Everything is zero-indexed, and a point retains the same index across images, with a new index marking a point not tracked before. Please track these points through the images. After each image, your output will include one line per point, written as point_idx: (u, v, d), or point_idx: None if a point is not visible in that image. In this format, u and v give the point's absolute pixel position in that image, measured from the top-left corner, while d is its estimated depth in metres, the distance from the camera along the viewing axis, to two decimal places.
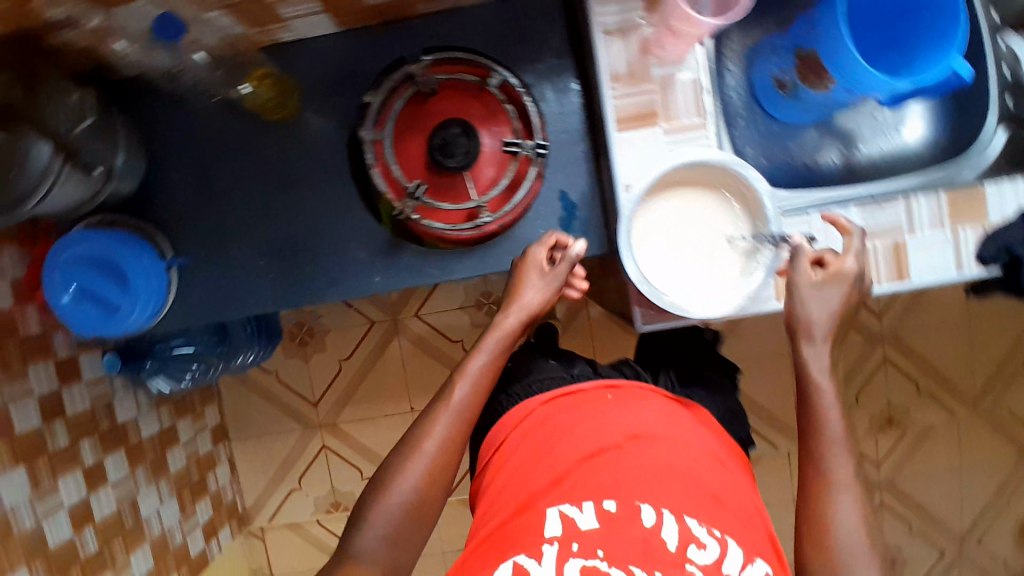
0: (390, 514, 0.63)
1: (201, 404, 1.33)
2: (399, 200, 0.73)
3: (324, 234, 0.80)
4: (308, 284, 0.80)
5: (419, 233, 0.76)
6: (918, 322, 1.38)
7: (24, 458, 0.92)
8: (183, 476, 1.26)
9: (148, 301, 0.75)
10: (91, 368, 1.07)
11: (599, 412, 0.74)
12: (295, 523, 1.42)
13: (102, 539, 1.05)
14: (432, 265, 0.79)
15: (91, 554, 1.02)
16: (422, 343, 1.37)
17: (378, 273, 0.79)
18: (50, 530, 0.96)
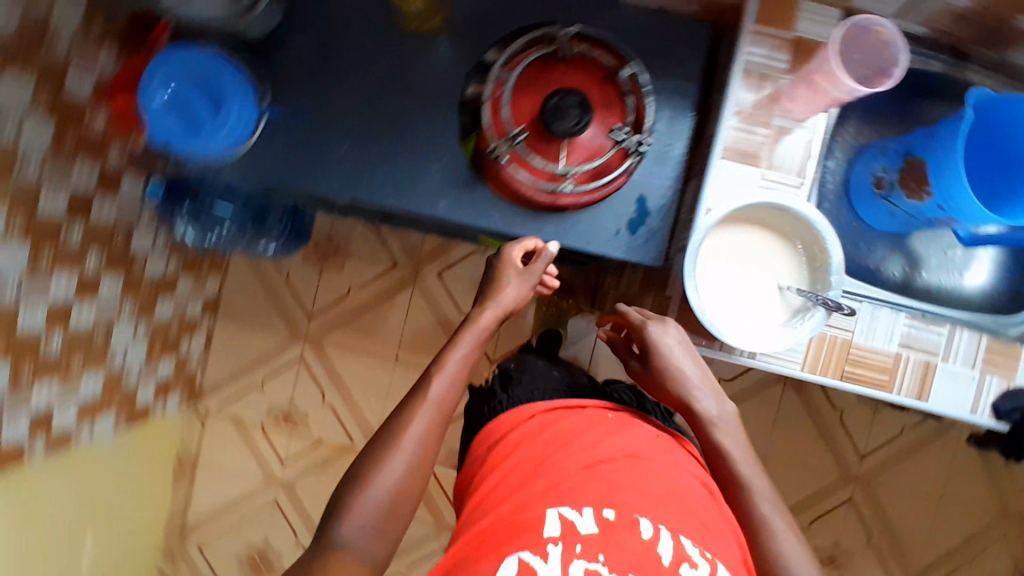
0: (372, 510, 0.62)
1: (207, 271, 1.32)
2: (494, 141, 0.74)
3: (414, 146, 0.79)
4: (379, 184, 0.79)
5: (497, 178, 0.77)
6: (891, 477, 1.39)
7: (33, 237, 0.87)
8: (162, 329, 1.24)
9: (231, 135, 0.76)
10: (129, 188, 1.06)
11: (598, 430, 0.77)
12: (240, 418, 1.41)
13: (66, 348, 1.00)
14: (498, 212, 0.80)
15: (50, 357, 0.97)
16: (432, 303, 1.37)
17: (446, 200, 0.80)
18: (23, 316, 0.90)
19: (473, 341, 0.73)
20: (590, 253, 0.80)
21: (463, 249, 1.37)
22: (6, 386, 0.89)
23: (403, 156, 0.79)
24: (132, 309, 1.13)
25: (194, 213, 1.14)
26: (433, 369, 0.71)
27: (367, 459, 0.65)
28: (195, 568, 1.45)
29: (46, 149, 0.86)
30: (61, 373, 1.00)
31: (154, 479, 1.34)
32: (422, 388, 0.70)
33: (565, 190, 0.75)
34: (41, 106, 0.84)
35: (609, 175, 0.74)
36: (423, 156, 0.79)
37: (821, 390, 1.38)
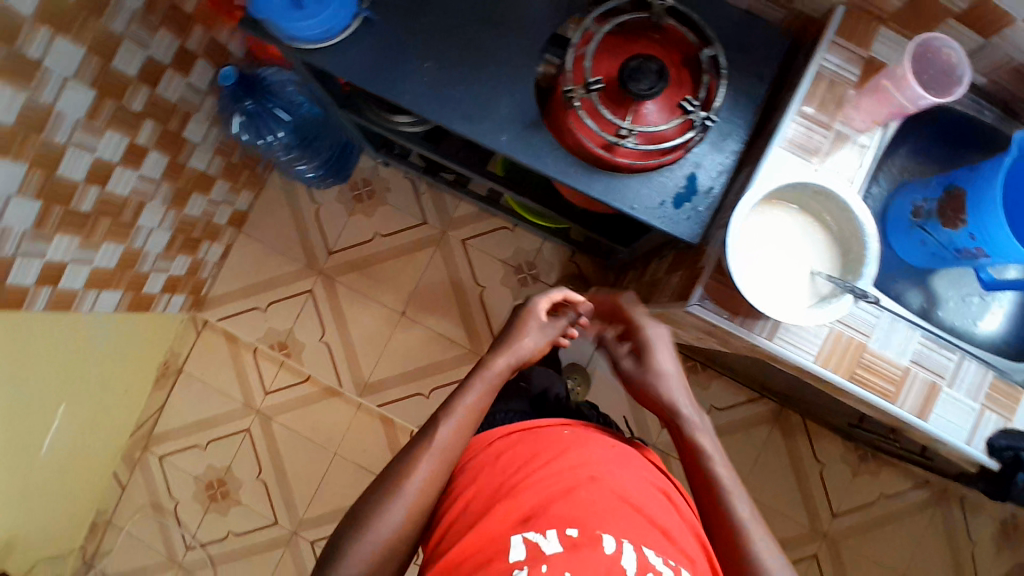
0: (370, 558, 0.67)
1: (244, 184, 1.34)
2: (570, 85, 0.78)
3: (492, 79, 0.83)
4: (450, 106, 0.83)
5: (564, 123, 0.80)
6: (860, 543, 1.37)
7: (101, 88, 0.90)
8: (189, 224, 1.25)
9: (326, 27, 0.80)
10: (198, 76, 1.09)
11: (556, 448, 0.77)
12: (235, 337, 1.41)
13: (97, 208, 1.01)
14: (555, 160, 0.82)
15: (79, 210, 0.97)
16: (451, 265, 1.39)
17: (511, 136, 0.83)
18: (67, 160, 0.91)
19: (484, 389, 0.83)
20: (631, 216, 0.82)
21: (492, 223, 1.40)
22: (31, 219, 0.90)
23: (477, 84, 0.83)
24: (168, 194, 1.15)
25: (258, 114, 1.11)
26: (443, 413, 0.78)
27: (368, 505, 0.71)
28: (149, 477, 1.41)
29: (137, 7, 0.90)
30: (86, 229, 1.01)
31: (137, 378, 1.32)
32: (427, 433, 0.77)
33: (625, 145, 0.77)
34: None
35: (674, 138, 0.77)
36: (496, 89, 0.83)
37: (805, 442, 1.37)
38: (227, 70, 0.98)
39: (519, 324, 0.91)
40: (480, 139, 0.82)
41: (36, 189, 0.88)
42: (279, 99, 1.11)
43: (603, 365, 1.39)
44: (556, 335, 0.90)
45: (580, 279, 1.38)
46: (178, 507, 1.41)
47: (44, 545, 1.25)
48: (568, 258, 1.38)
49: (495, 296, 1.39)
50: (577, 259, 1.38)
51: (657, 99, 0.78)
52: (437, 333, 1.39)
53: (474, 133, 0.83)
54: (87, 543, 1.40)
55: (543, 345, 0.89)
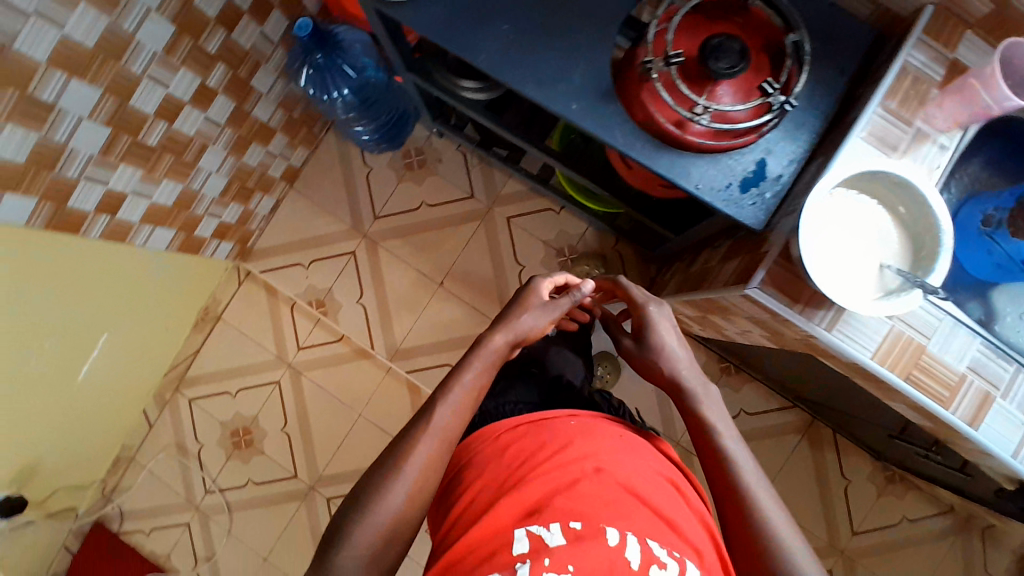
0: (375, 537, 0.68)
1: (300, 140, 1.36)
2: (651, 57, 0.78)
3: (571, 46, 0.83)
4: (526, 70, 0.83)
5: (638, 95, 0.81)
6: (877, 565, 1.34)
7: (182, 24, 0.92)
8: (245, 172, 1.27)
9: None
10: (272, 26, 1.11)
11: (560, 437, 0.76)
12: (275, 290, 1.43)
13: (162, 144, 1.03)
14: (627, 133, 0.82)
15: (146, 144, 0.99)
16: (494, 240, 1.40)
17: (584, 106, 0.83)
18: (142, 93, 0.93)
19: (482, 365, 0.83)
20: (695, 195, 0.82)
21: (539, 204, 1.40)
22: (100, 146, 0.92)
23: (555, 50, 0.83)
24: (229, 139, 1.17)
25: (325, 70, 1.12)
26: (439, 397, 0.78)
27: (372, 483, 0.72)
28: (178, 419, 1.44)
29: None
30: (150, 163, 1.03)
31: (177, 320, 1.35)
32: (426, 417, 0.77)
33: (698, 122, 0.77)
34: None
35: (750, 120, 0.77)
36: (574, 57, 0.83)
37: (833, 456, 1.35)
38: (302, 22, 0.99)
39: (515, 305, 0.89)
40: (553, 105, 0.83)
41: (108, 116, 0.89)
42: (347, 59, 1.12)
43: None
44: (558, 315, 0.88)
45: (621, 268, 1.38)
46: (202, 451, 1.43)
47: (71, 471, 1.28)
48: (612, 246, 1.38)
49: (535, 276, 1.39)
50: (620, 248, 1.38)
51: (735, 80, 0.78)
52: (472, 307, 1.39)
53: (548, 98, 0.83)
54: (109, 476, 1.42)
55: (544, 325, 0.87)
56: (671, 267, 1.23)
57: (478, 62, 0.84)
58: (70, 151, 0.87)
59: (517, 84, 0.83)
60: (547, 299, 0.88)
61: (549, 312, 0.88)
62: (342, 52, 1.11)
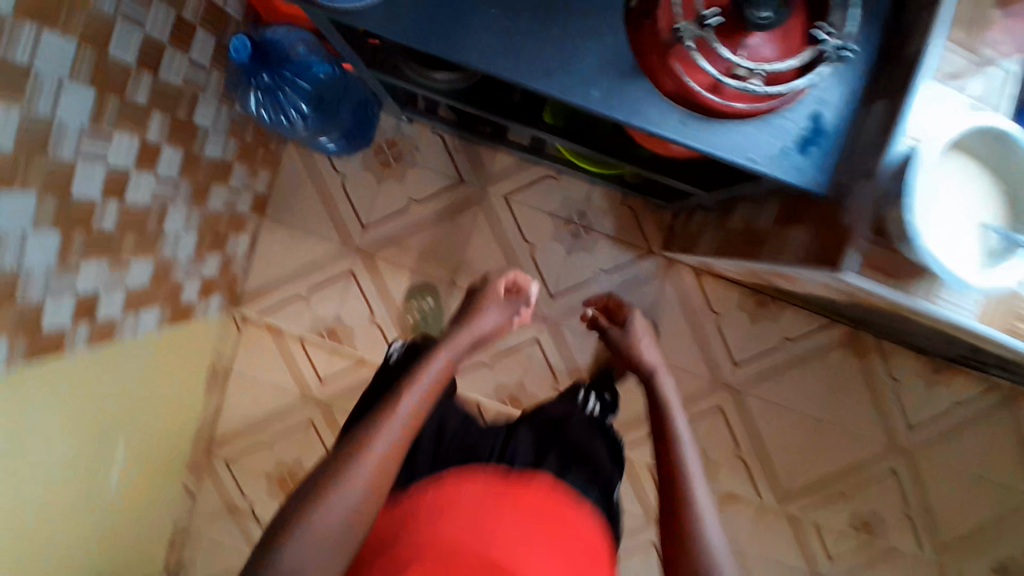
0: (330, 538, 0.60)
1: (261, 164, 1.21)
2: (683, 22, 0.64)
3: (576, 20, 0.70)
4: (530, 61, 0.70)
5: (665, 69, 0.69)
6: (935, 453, 1.37)
7: (101, 84, 0.76)
8: (214, 219, 1.13)
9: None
10: (199, 50, 0.94)
11: (423, 522, 0.69)
12: (278, 329, 1.33)
13: (120, 224, 0.90)
14: (659, 112, 0.71)
15: (103, 231, 0.86)
16: (497, 226, 1.29)
17: (606, 91, 0.71)
18: (80, 177, 0.79)
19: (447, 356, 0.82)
20: (750, 168, 0.72)
21: (534, 175, 1.27)
22: (54, 253, 0.79)
23: (558, 29, 0.70)
24: (187, 191, 1.03)
25: (274, 88, 0.96)
26: (405, 384, 0.74)
27: (325, 473, 0.64)
28: (219, 482, 1.39)
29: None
30: (112, 248, 0.90)
31: (190, 388, 1.27)
32: (391, 403, 0.71)
33: (748, 88, 0.65)
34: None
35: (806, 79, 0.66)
36: (583, 32, 0.70)
37: (880, 362, 1.33)
38: (236, 38, 0.84)
39: (477, 305, 0.93)
40: (568, 97, 0.71)
41: (53, 217, 0.76)
42: (296, 68, 0.96)
43: (669, 310, 1.30)
44: (513, 315, 0.92)
45: (636, 223, 1.27)
46: (253, 505, 1.39)
47: (135, 563, 1.24)
48: (622, 203, 1.27)
49: (548, 252, 1.29)
50: (631, 202, 1.27)
51: (779, 31, 0.66)
52: None
53: (562, 90, 0.71)
54: (171, 553, 1.39)
55: (502, 324, 0.91)
56: (698, 220, 1.14)
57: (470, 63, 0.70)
58: (25, 273, 0.75)
59: (522, 79, 0.71)
60: (503, 298, 0.92)
61: (504, 311, 0.93)
62: (289, 64, 0.95)
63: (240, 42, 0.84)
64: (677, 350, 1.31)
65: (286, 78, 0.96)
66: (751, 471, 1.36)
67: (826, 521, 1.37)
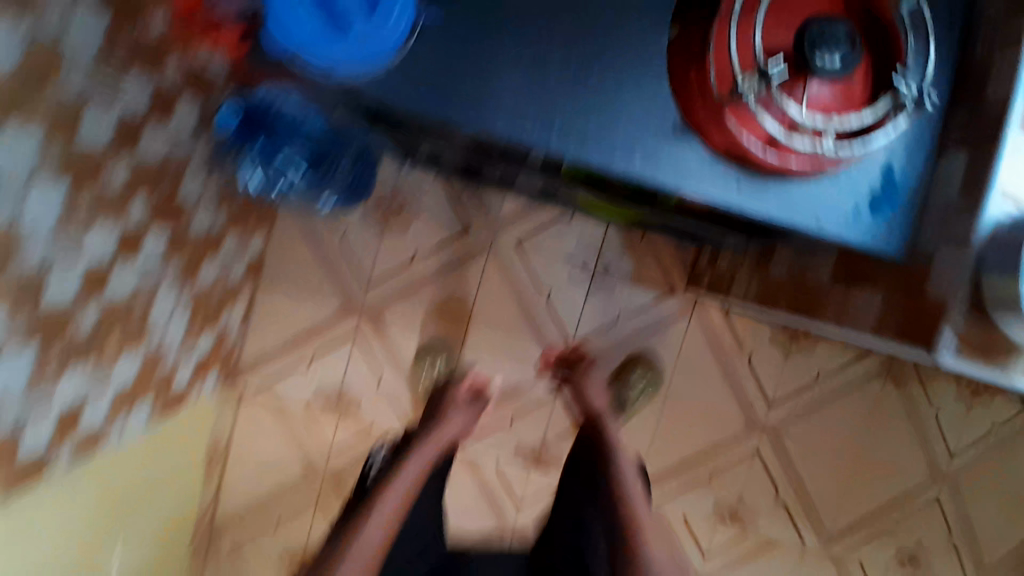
0: None
1: (253, 227, 1.12)
2: (746, 77, 0.57)
3: (614, 77, 0.61)
4: (567, 127, 0.61)
5: (721, 130, 0.60)
6: (985, 483, 1.28)
7: (73, 176, 0.66)
8: (206, 293, 1.03)
9: (372, 54, 0.58)
10: (182, 120, 0.84)
11: None
12: (281, 400, 1.24)
13: (102, 322, 0.80)
14: (716, 178, 0.63)
15: (83, 333, 0.76)
16: (510, 275, 1.20)
17: (654, 155, 0.62)
18: (56, 282, 0.69)
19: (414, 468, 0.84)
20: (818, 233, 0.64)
21: (546, 219, 1.19)
22: (30, 371, 0.69)
23: (596, 89, 0.61)
24: (176, 270, 0.93)
25: (270, 155, 0.88)
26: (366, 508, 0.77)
27: None
28: (226, 567, 1.28)
29: (97, 55, 0.65)
30: (95, 348, 0.80)
31: (189, 472, 1.17)
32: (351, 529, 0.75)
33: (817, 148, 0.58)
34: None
35: (881, 135, 0.58)
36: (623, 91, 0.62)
37: (918, 388, 1.26)
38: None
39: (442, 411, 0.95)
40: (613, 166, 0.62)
41: (26, 331, 0.66)
42: (291, 132, 0.88)
43: (697, 352, 1.23)
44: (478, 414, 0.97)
45: (656, 263, 1.19)
46: None
47: None
48: (642, 242, 1.19)
49: (566, 298, 1.21)
50: (652, 241, 1.19)
51: (851, 78, 0.58)
52: (509, 355, 1.21)
53: (606, 159, 0.62)
54: None
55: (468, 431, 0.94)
56: (732, 259, 1.06)
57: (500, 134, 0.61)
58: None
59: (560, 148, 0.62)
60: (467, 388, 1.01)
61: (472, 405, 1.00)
62: None
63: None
64: (707, 392, 1.25)
65: None
66: (791, 512, 1.29)
67: (873, 559, 1.31)
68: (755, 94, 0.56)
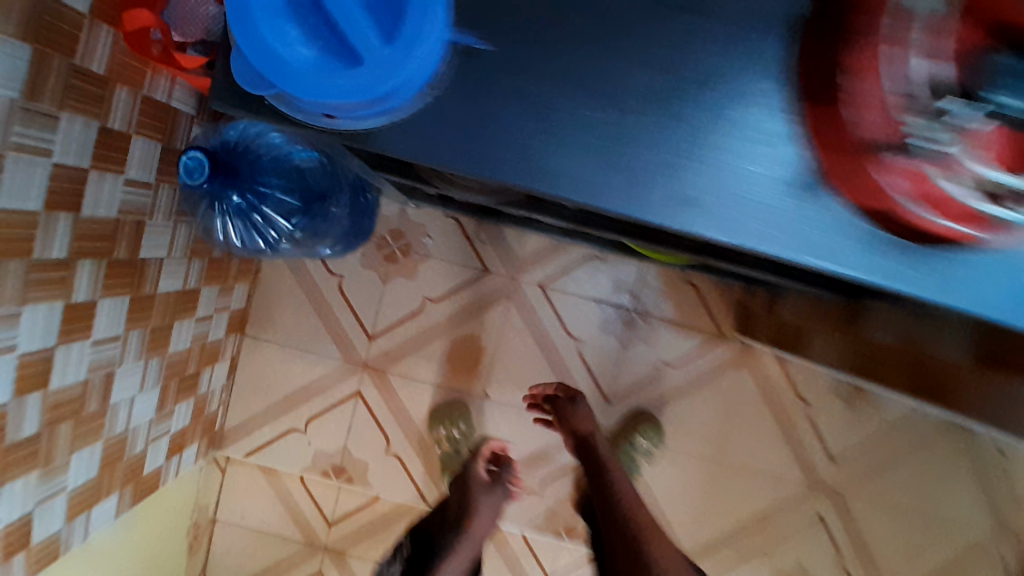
0: None
1: (235, 277, 0.96)
2: (906, 116, 0.33)
3: (696, 103, 0.42)
4: (597, 163, 0.43)
5: (862, 180, 0.38)
6: None
7: None
8: (181, 361, 0.86)
9: (387, 93, 0.39)
10: (140, 164, 0.67)
11: None
12: (274, 468, 1.08)
13: (47, 421, 0.63)
14: (834, 227, 0.41)
15: (21, 442, 0.59)
16: (534, 322, 1.04)
17: (727, 209, 0.42)
18: None
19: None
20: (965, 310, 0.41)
21: (575, 257, 1.03)
22: None
23: (659, 116, 0.42)
24: (142, 343, 0.75)
25: (254, 206, 0.71)
26: None
27: None
28: None
29: (15, 97, 0.48)
30: (40, 454, 0.63)
31: (169, 560, 1.00)
32: None
33: (996, 216, 0.35)
34: (13, 7, 0.47)
35: None
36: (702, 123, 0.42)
37: (993, 438, 1.13)
38: (187, 155, 0.59)
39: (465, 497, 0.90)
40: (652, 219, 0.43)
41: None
42: (275, 177, 0.71)
43: (746, 402, 1.09)
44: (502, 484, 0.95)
45: (703, 307, 1.04)
46: None
47: None
48: (684, 282, 1.04)
49: (600, 348, 1.05)
50: (696, 282, 1.04)
51: None
52: (536, 412, 1.06)
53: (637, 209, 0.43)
54: None
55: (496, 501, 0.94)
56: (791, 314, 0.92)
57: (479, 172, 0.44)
58: None
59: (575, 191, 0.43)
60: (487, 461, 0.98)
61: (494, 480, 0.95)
62: (251, 171, 0.68)
63: (192, 161, 0.59)
64: (758, 448, 1.11)
65: (255, 188, 0.70)
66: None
67: None
68: (929, 152, 0.34)
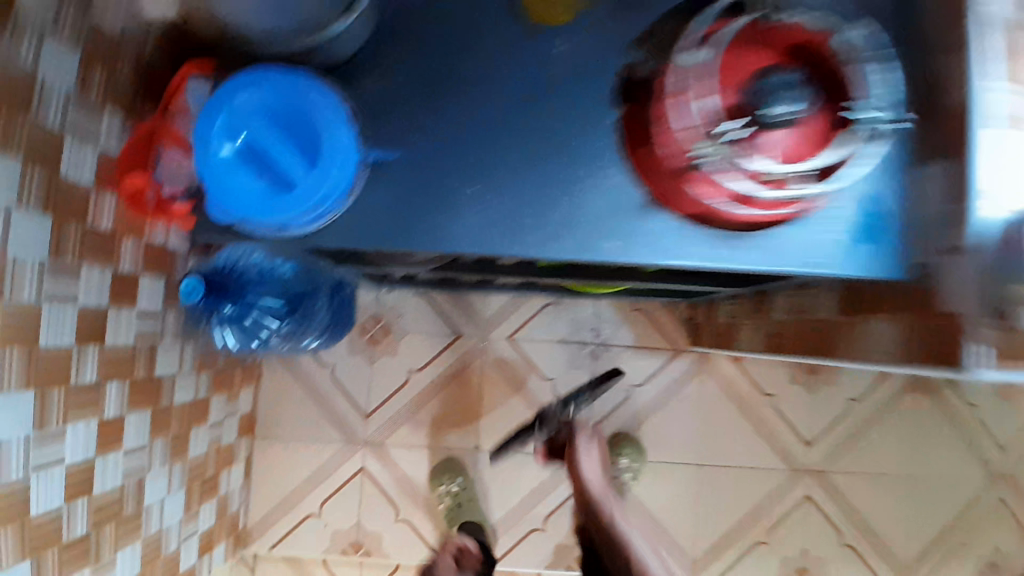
0: None
1: (240, 382, 1.08)
2: (694, 146, 0.49)
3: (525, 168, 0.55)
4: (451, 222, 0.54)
5: (684, 198, 0.53)
6: None
7: (41, 382, 0.61)
8: (201, 464, 0.97)
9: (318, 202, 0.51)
10: (149, 299, 0.80)
11: None
12: (296, 558, 1.15)
13: (94, 520, 0.72)
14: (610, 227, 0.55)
15: (76, 538, 0.69)
16: (505, 369, 1.16)
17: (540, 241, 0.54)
18: (39, 494, 0.63)
19: None
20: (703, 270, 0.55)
21: (533, 308, 1.17)
22: None
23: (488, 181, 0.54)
24: (164, 451, 0.86)
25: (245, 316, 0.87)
26: None
27: None
28: None
29: (44, 257, 0.60)
30: (91, 552, 0.72)
31: None
32: None
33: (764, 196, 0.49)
34: (32, 190, 0.57)
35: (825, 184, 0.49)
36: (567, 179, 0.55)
37: (948, 390, 1.24)
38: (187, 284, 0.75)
39: None
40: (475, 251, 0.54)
41: (16, 552, 0.60)
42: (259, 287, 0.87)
43: (713, 406, 1.19)
44: None
45: (653, 326, 1.18)
46: None
47: None
48: (630, 310, 1.17)
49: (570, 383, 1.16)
50: (641, 306, 1.18)
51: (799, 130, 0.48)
52: (526, 454, 1.15)
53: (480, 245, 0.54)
54: None
55: None
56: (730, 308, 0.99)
57: (353, 233, 0.54)
58: None
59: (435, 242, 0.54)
60: None
61: None
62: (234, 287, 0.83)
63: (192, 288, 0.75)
64: (737, 449, 1.20)
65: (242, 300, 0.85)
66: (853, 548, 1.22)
67: None
68: (708, 163, 0.49)
